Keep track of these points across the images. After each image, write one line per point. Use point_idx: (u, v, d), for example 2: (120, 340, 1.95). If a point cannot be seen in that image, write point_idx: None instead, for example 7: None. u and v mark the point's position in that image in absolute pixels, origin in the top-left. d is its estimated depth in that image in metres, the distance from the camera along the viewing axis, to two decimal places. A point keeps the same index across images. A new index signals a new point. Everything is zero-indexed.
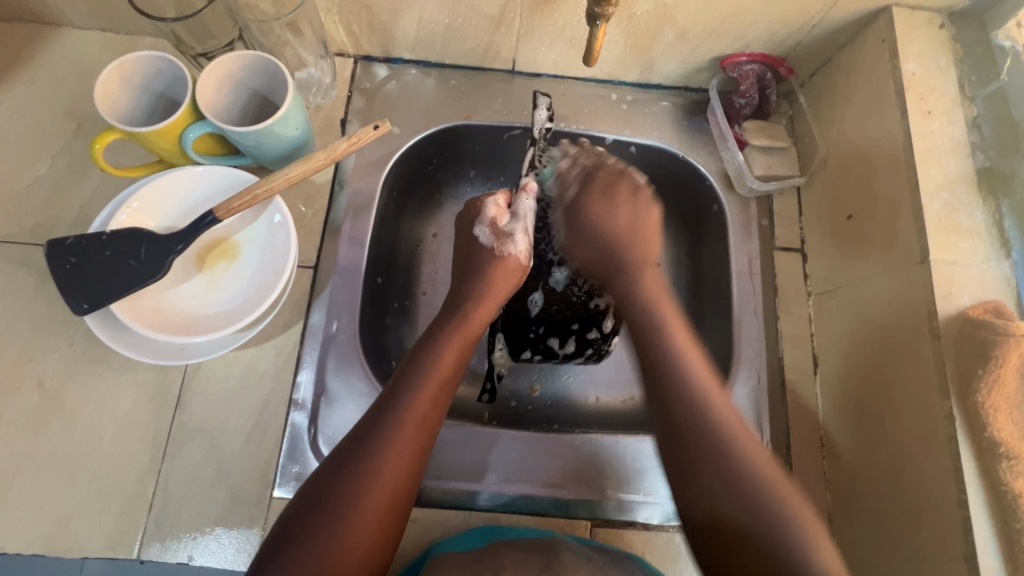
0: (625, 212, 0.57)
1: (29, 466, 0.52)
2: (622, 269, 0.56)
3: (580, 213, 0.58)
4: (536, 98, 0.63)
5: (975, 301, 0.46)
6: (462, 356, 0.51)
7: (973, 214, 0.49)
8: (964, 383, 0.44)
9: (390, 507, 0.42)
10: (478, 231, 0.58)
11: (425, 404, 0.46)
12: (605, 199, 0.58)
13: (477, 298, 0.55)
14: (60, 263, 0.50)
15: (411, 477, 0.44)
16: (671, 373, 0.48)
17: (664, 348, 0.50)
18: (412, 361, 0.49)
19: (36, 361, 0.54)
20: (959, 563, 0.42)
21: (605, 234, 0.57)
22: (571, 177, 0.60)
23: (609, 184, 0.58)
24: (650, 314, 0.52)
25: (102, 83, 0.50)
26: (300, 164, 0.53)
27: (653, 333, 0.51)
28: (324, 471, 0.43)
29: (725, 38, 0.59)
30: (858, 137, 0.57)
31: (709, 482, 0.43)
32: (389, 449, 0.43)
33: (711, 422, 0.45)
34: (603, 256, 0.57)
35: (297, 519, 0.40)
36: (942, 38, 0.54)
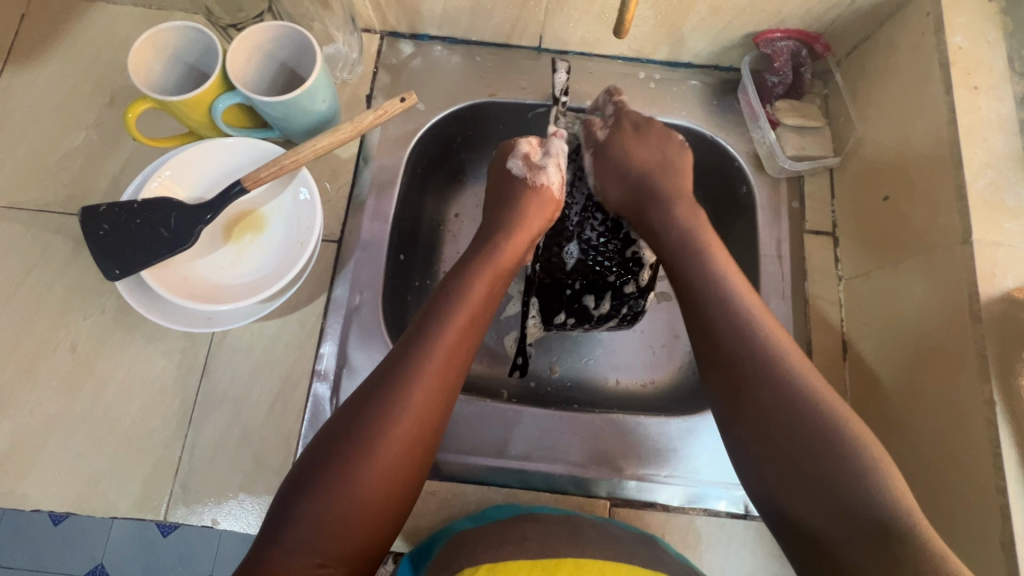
0: (654, 146, 0.57)
1: (61, 427, 0.53)
2: (656, 196, 0.55)
3: (613, 147, 0.57)
4: (556, 63, 0.60)
5: (1020, 282, 0.44)
6: (491, 291, 0.51)
7: (1019, 194, 0.46)
8: (1006, 368, 0.42)
9: (415, 441, 0.42)
10: (510, 164, 0.58)
11: (452, 340, 0.46)
12: (638, 141, 0.57)
13: (507, 232, 0.54)
14: (93, 229, 0.51)
15: (438, 412, 0.44)
16: (717, 297, 0.47)
17: (718, 291, 0.47)
18: (443, 294, 0.48)
19: (69, 327, 0.56)
20: (994, 553, 0.41)
21: (638, 172, 0.56)
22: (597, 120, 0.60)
23: (639, 126, 0.58)
24: (696, 239, 0.51)
25: (135, 52, 0.50)
26: (329, 134, 0.53)
27: (685, 245, 0.51)
28: (353, 403, 0.42)
29: (759, 13, 0.58)
30: (898, 114, 0.55)
31: (771, 410, 0.42)
32: (414, 389, 0.42)
33: (787, 380, 0.42)
34: (637, 185, 0.55)
35: (330, 443, 0.41)
36: (991, 11, 0.51)
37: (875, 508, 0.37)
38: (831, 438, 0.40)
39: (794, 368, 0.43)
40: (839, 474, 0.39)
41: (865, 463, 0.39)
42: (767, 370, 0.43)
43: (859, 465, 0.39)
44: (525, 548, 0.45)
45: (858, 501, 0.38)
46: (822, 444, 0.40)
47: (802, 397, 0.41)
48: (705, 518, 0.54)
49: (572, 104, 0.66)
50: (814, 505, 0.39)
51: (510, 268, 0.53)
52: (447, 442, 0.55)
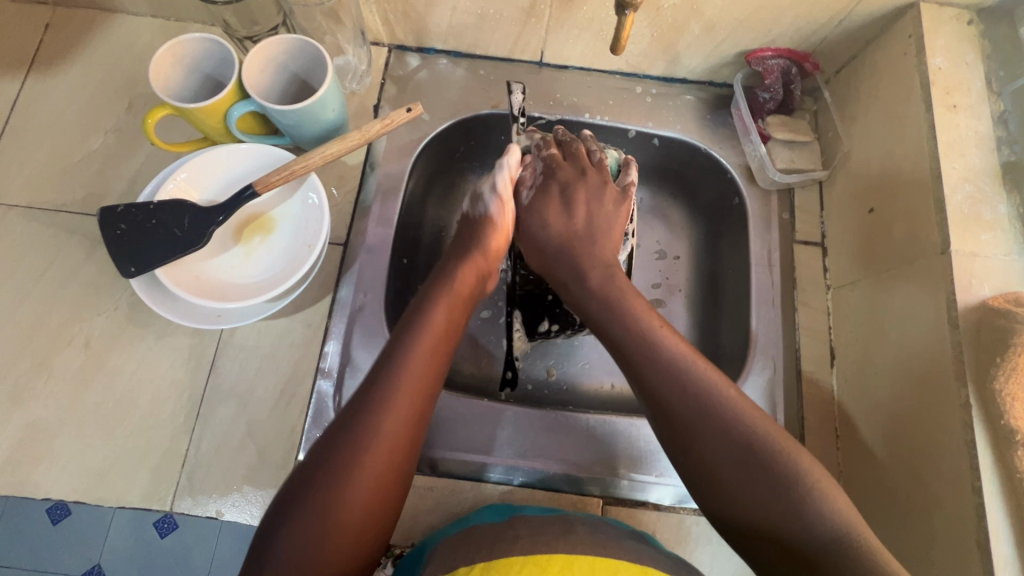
0: (579, 215, 0.55)
1: (73, 419, 0.55)
2: (577, 267, 0.53)
3: (534, 218, 0.55)
4: (512, 84, 0.63)
5: (995, 292, 0.46)
6: (453, 318, 0.50)
7: (995, 207, 0.49)
8: (982, 372, 0.44)
9: (384, 478, 0.42)
10: (461, 196, 0.59)
11: (415, 371, 0.45)
12: (560, 206, 0.55)
13: (468, 253, 0.54)
14: (111, 228, 0.53)
15: (405, 447, 0.43)
16: (646, 349, 0.47)
17: (645, 336, 0.48)
18: (402, 328, 0.47)
19: (84, 323, 0.58)
20: (971, 551, 0.42)
21: (557, 241, 0.54)
22: (526, 175, 0.57)
23: (565, 189, 0.55)
24: (621, 300, 0.50)
25: (156, 61, 0.53)
26: (337, 142, 0.55)
27: (607, 300, 0.51)
28: (317, 448, 0.42)
29: (750, 33, 0.60)
30: (882, 131, 0.58)
31: (713, 451, 0.42)
32: (386, 412, 0.43)
33: (720, 411, 0.43)
34: (554, 254, 0.54)
35: (296, 490, 0.40)
36: (970, 35, 0.54)
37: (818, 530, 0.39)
38: (777, 478, 0.41)
39: (732, 401, 0.44)
40: (782, 482, 0.40)
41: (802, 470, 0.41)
42: (698, 408, 0.44)
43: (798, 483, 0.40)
44: (517, 546, 0.45)
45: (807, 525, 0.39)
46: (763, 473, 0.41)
47: (738, 425, 0.43)
48: (695, 517, 0.56)
49: (570, 117, 0.68)
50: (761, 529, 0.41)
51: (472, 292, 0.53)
52: (445, 439, 0.57)
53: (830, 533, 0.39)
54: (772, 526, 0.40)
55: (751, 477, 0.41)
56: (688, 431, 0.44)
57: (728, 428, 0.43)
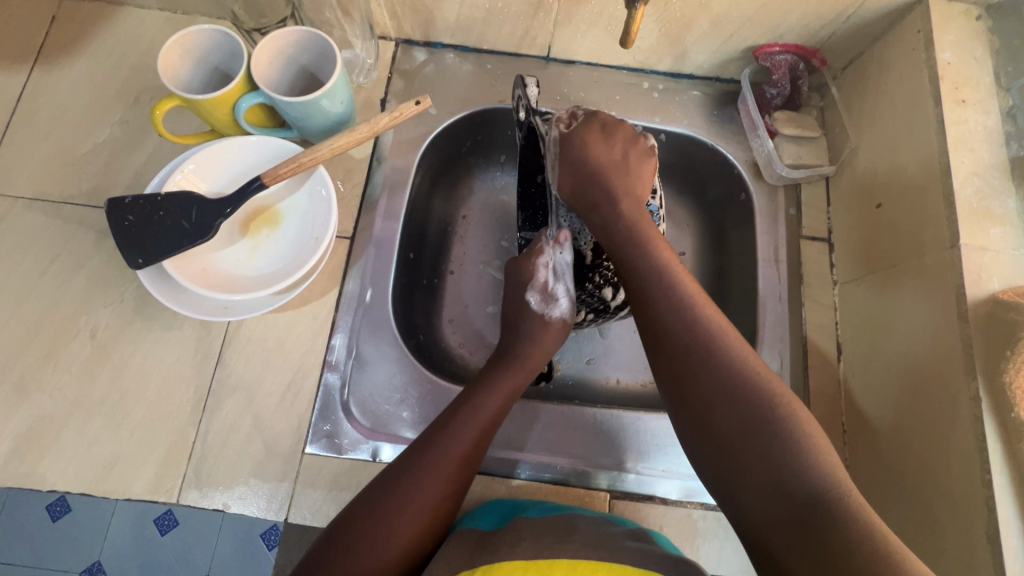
0: (617, 149, 0.55)
1: (79, 411, 0.55)
2: (607, 190, 0.53)
3: (574, 143, 0.54)
4: (524, 78, 0.58)
5: (1005, 286, 0.46)
6: (508, 402, 0.52)
7: (1004, 202, 0.49)
8: (992, 365, 0.44)
9: (415, 542, 0.44)
10: (528, 297, 0.56)
11: (466, 447, 0.47)
12: (600, 139, 0.54)
13: (531, 338, 0.55)
14: (119, 220, 0.53)
15: (440, 515, 0.46)
16: (663, 286, 0.48)
17: (658, 270, 0.49)
18: (460, 402, 0.50)
19: (89, 315, 0.58)
20: (980, 544, 0.42)
21: (593, 163, 0.53)
22: (563, 117, 0.56)
23: (605, 126, 0.55)
24: (640, 230, 0.51)
25: (164, 52, 0.53)
26: (345, 135, 0.55)
27: (628, 229, 0.51)
28: (360, 501, 0.45)
29: (758, 28, 0.60)
30: (890, 127, 0.58)
31: (707, 379, 0.44)
32: (428, 486, 0.45)
33: (717, 350, 0.44)
34: (587, 176, 0.53)
35: (336, 535, 0.44)
36: (978, 30, 0.54)
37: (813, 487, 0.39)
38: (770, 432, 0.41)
39: (737, 350, 0.45)
40: (781, 427, 0.41)
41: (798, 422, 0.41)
42: (704, 347, 0.45)
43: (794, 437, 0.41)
44: (519, 550, 0.44)
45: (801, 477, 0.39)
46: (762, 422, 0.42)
47: (736, 369, 0.44)
48: (702, 512, 0.56)
49: None
50: (757, 472, 0.41)
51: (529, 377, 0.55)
52: None
53: (820, 489, 0.39)
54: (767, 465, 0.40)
55: (743, 420, 0.42)
56: (690, 363, 0.45)
57: (727, 370, 0.44)
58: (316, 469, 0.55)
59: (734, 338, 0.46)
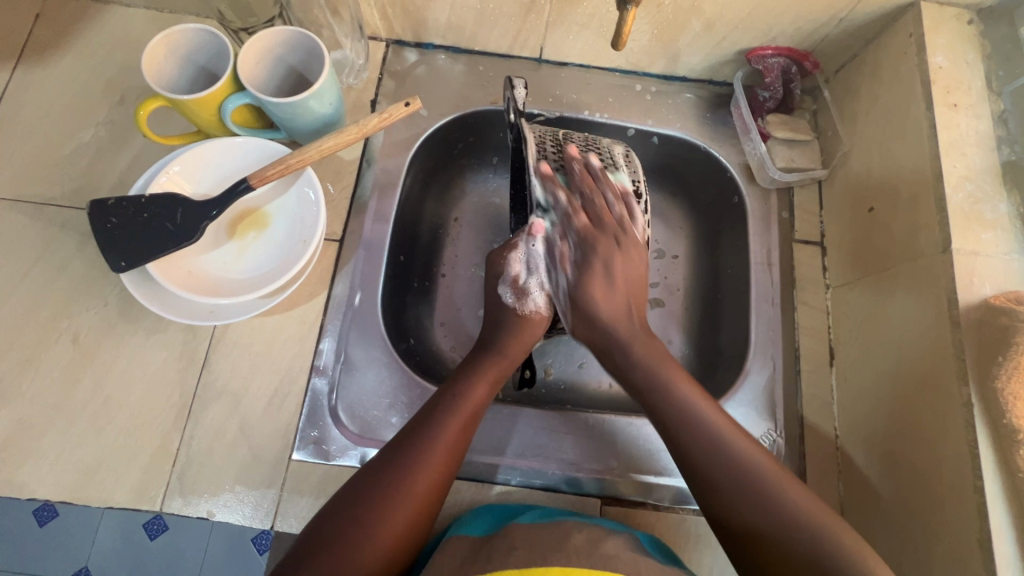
0: (623, 290, 0.54)
1: (61, 416, 0.54)
2: (621, 340, 0.53)
3: (579, 293, 0.54)
4: (513, 80, 0.59)
5: (997, 290, 0.46)
6: (489, 394, 0.52)
7: (996, 207, 0.49)
8: (983, 370, 0.44)
9: (401, 536, 0.43)
10: (501, 291, 0.56)
11: (448, 440, 0.47)
12: (604, 284, 0.54)
13: (505, 331, 0.55)
14: (101, 221, 0.52)
15: (425, 508, 0.45)
16: (690, 435, 0.47)
17: (685, 417, 0.48)
18: (439, 394, 0.50)
19: (71, 318, 0.57)
20: (973, 551, 0.42)
21: (604, 318, 0.53)
22: (565, 254, 0.55)
23: (607, 265, 0.54)
24: (659, 373, 0.51)
25: (148, 52, 0.52)
26: (333, 137, 0.54)
27: (649, 376, 0.51)
28: (341, 498, 0.44)
29: (751, 31, 0.60)
30: (883, 130, 0.57)
31: (752, 518, 0.44)
32: (412, 483, 0.44)
33: (764, 500, 0.44)
34: (601, 336, 0.54)
35: (317, 534, 0.42)
36: (969, 34, 0.54)
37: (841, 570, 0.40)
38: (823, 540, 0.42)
39: (770, 477, 0.45)
40: (803, 525, 0.42)
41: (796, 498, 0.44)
42: (747, 492, 0.44)
43: (798, 517, 0.43)
44: (513, 557, 0.43)
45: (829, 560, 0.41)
46: (773, 508, 0.43)
47: (779, 502, 0.44)
48: (695, 518, 0.55)
49: (569, 113, 0.68)
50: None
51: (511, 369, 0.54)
52: None
53: None
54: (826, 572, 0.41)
55: (796, 541, 0.42)
56: (732, 513, 0.44)
57: (771, 506, 0.43)
58: (302, 476, 0.54)
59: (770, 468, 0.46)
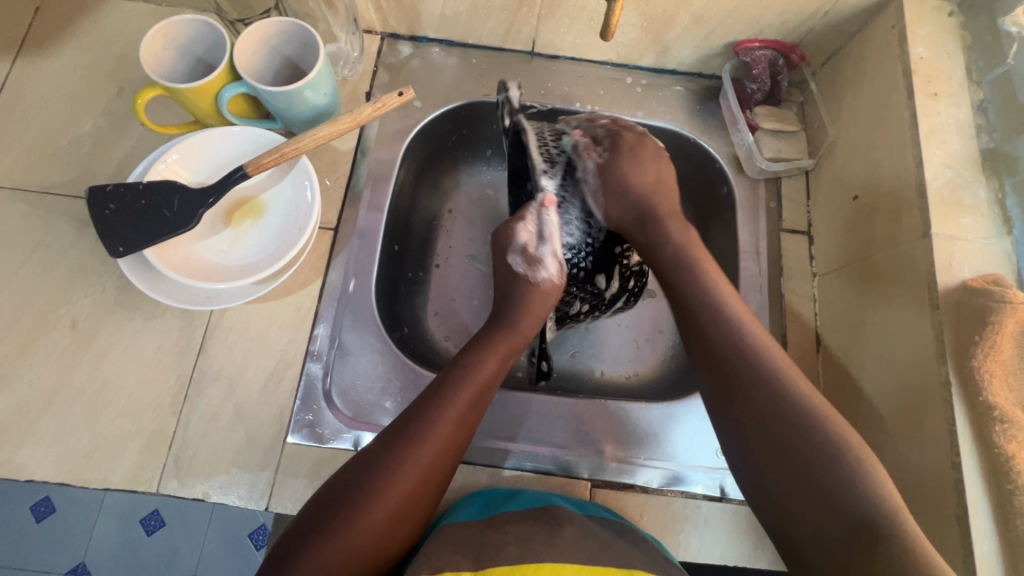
0: (651, 169, 0.58)
1: (59, 400, 0.55)
2: (652, 215, 0.56)
3: (614, 174, 0.57)
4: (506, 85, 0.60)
5: (975, 273, 0.47)
6: (502, 364, 0.52)
7: (975, 192, 0.50)
8: (962, 349, 0.45)
9: (411, 501, 0.44)
10: (512, 261, 0.57)
11: (460, 408, 0.47)
12: (634, 158, 0.57)
13: (521, 306, 0.55)
14: (99, 209, 0.53)
15: (437, 476, 0.46)
16: (715, 312, 0.49)
17: (710, 299, 0.50)
18: (454, 364, 0.51)
19: (69, 305, 0.58)
20: (951, 526, 0.43)
21: (637, 193, 0.56)
22: (590, 141, 0.58)
23: (634, 144, 0.58)
24: (688, 254, 0.53)
25: (147, 42, 0.53)
26: (328, 125, 0.55)
27: (676, 252, 0.53)
28: (356, 463, 0.45)
29: (738, 24, 0.61)
30: (869, 120, 0.58)
31: (769, 403, 0.44)
32: (417, 451, 0.45)
33: (784, 396, 0.44)
34: (635, 203, 0.56)
35: (330, 497, 0.44)
36: (950, 26, 0.56)
37: (855, 500, 0.40)
38: (831, 462, 0.41)
39: (797, 389, 0.45)
40: (821, 437, 0.42)
41: (835, 433, 0.42)
42: (767, 384, 0.45)
43: (823, 436, 0.42)
44: (508, 554, 0.44)
45: (842, 501, 0.40)
46: (807, 436, 0.42)
47: (797, 404, 0.44)
48: (682, 500, 0.56)
49: (560, 105, 0.69)
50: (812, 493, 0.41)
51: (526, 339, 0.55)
52: None
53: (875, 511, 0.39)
54: (827, 496, 0.41)
55: (804, 466, 0.42)
56: (755, 392, 0.45)
57: (784, 404, 0.44)
58: (297, 458, 0.55)
59: (793, 370, 0.46)
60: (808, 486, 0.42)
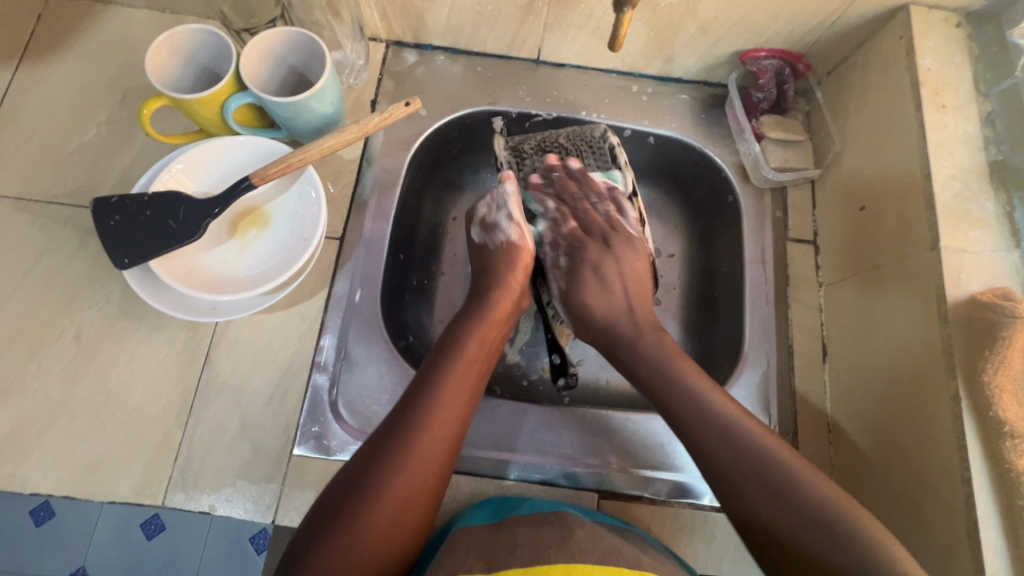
0: (616, 282, 0.60)
1: (63, 412, 0.55)
2: (625, 335, 0.57)
3: (573, 295, 0.60)
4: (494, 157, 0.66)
5: (984, 287, 0.47)
6: (484, 346, 0.54)
7: (983, 205, 0.50)
8: (971, 364, 0.45)
9: (414, 494, 0.45)
10: (473, 233, 0.62)
11: (447, 394, 0.49)
12: (598, 278, 0.60)
13: (499, 289, 0.57)
14: (104, 219, 0.53)
15: (438, 467, 0.47)
16: (702, 429, 0.49)
17: (699, 408, 0.50)
18: (437, 352, 0.52)
19: (74, 315, 0.57)
20: (961, 542, 0.43)
21: (601, 313, 0.59)
22: (554, 260, 0.62)
23: (598, 265, 0.60)
24: (667, 366, 0.53)
25: (152, 51, 0.53)
26: (334, 136, 0.55)
27: (652, 365, 0.54)
28: (354, 462, 0.46)
29: (745, 33, 0.61)
30: (876, 130, 0.58)
31: (768, 510, 0.45)
32: (414, 451, 0.46)
33: (791, 487, 0.45)
34: (601, 333, 0.59)
35: (332, 500, 0.44)
36: (958, 37, 0.56)
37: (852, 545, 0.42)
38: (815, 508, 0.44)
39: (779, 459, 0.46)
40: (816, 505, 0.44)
41: (786, 460, 0.46)
42: (774, 486, 0.45)
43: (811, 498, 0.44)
44: (520, 557, 0.44)
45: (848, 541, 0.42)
46: (783, 498, 0.45)
47: (790, 479, 0.45)
48: (690, 512, 0.56)
49: (566, 114, 0.69)
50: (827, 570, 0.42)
51: (503, 318, 0.57)
52: None
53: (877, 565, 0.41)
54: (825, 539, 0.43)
55: (792, 509, 0.44)
56: (753, 504, 0.46)
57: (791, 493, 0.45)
58: (302, 471, 0.54)
59: (766, 435, 0.48)
60: (791, 520, 0.44)
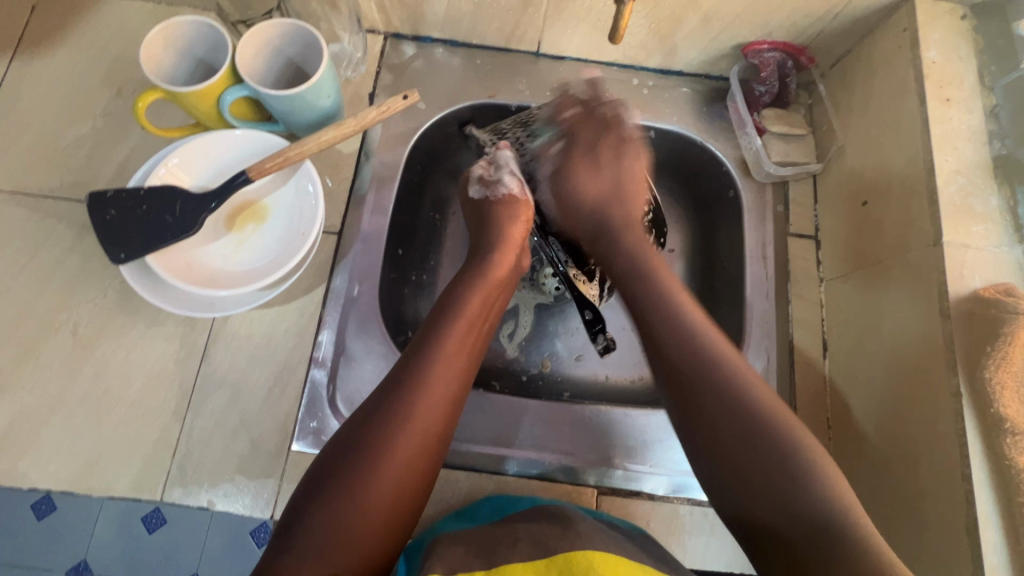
0: (608, 175, 0.60)
1: (61, 408, 0.54)
2: (603, 229, 0.57)
3: (565, 184, 0.60)
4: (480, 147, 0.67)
5: (986, 283, 0.47)
6: (487, 303, 0.53)
7: (987, 200, 0.50)
8: (973, 361, 0.45)
9: (421, 450, 0.44)
10: (472, 191, 0.62)
11: (452, 348, 0.48)
12: (590, 169, 0.59)
13: (499, 246, 0.57)
14: (100, 214, 0.52)
15: (443, 420, 0.46)
16: (681, 339, 0.47)
17: (687, 334, 0.47)
18: (439, 308, 0.51)
19: (71, 311, 0.57)
20: (961, 539, 0.43)
21: (589, 209, 0.59)
22: (551, 151, 0.61)
23: (594, 149, 0.60)
24: (652, 278, 0.52)
25: (147, 43, 0.52)
26: (331, 129, 0.54)
27: (633, 268, 0.53)
28: (357, 418, 0.44)
29: (747, 25, 0.60)
30: (879, 124, 0.58)
31: (743, 461, 0.42)
32: (413, 408, 0.44)
33: (784, 443, 0.41)
34: (595, 225, 0.58)
35: (335, 457, 0.42)
36: (963, 29, 0.55)
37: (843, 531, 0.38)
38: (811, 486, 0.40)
39: (777, 420, 0.43)
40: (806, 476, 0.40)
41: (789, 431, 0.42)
42: (761, 438, 0.42)
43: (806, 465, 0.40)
44: (517, 551, 0.44)
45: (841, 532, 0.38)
46: (772, 451, 0.41)
47: (785, 439, 0.42)
48: (689, 508, 0.56)
49: None
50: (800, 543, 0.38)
51: (506, 277, 0.56)
52: None
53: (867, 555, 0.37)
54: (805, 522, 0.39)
55: (777, 480, 0.40)
56: (731, 444, 0.43)
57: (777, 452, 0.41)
58: (301, 466, 0.54)
59: (764, 392, 0.44)
60: (777, 497, 0.40)
